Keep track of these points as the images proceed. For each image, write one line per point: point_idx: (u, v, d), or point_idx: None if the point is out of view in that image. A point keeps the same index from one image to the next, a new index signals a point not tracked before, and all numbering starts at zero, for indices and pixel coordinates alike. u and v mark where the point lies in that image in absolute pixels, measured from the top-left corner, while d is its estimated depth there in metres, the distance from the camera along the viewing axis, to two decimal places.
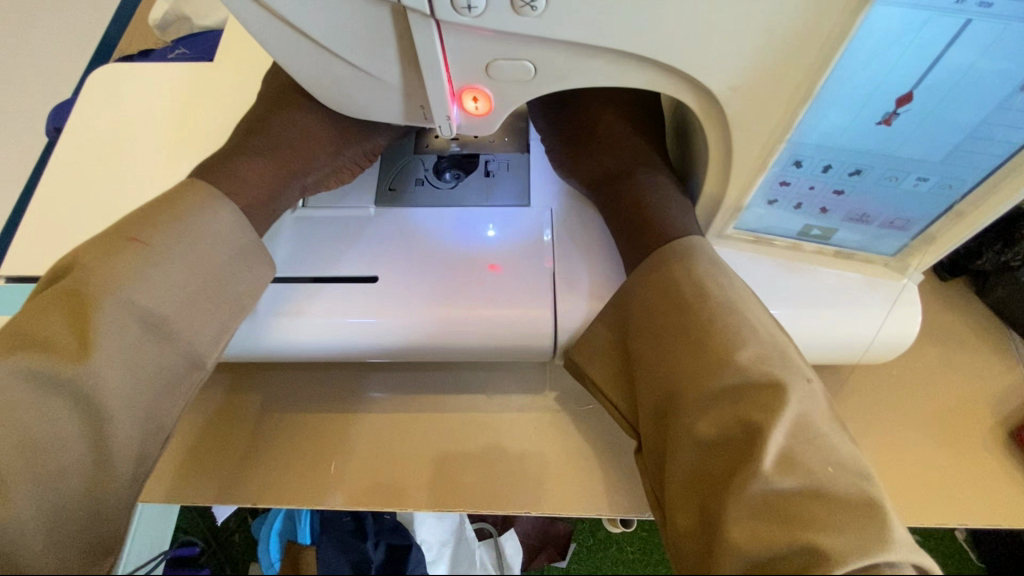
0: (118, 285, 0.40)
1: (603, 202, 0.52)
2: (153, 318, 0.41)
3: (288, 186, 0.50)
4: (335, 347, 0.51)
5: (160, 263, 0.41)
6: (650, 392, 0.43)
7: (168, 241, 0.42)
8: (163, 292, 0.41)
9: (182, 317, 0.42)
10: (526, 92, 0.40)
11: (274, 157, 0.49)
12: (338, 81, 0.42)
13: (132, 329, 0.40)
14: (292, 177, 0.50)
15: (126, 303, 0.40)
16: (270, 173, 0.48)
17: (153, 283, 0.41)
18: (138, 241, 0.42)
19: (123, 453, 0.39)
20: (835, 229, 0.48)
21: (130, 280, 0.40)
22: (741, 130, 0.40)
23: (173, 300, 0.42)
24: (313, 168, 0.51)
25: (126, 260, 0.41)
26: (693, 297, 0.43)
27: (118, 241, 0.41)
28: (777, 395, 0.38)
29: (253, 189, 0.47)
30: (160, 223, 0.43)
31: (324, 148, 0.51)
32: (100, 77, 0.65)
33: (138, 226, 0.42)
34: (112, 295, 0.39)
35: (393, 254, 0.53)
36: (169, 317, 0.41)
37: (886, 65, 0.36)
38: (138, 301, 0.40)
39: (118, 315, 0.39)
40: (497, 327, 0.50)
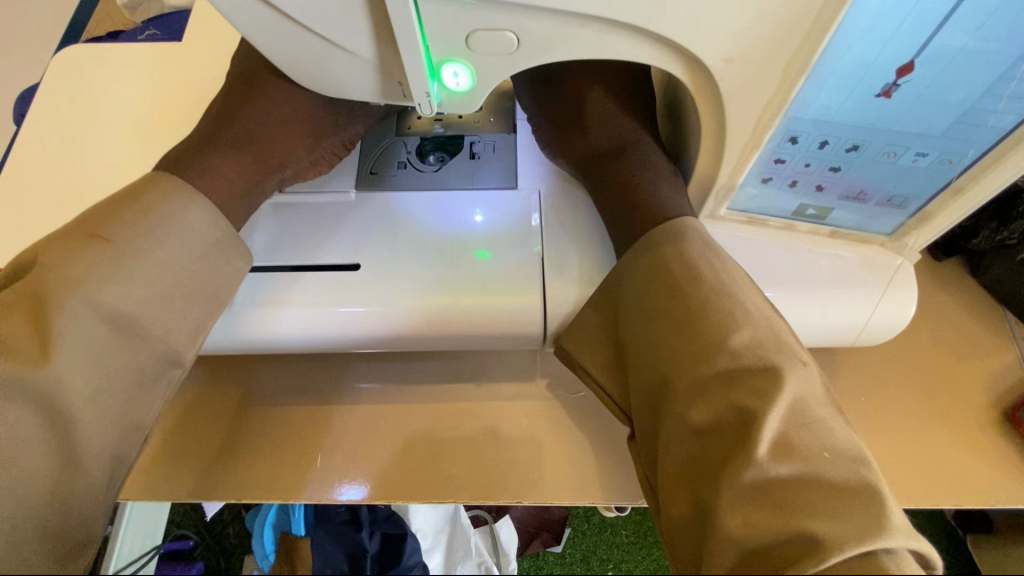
0: (81, 286, 0.37)
1: (593, 184, 0.50)
2: (122, 318, 0.39)
3: (265, 182, 0.48)
4: (316, 338, 0.49)
5: (127, 263, 0.39)
6: (642, 379, 0.42)
7: (134, 237, 0.40)
8: (130, 289, 0.39)
9: (154, 315, 0.40)
10: (509, 65, 0.38)
11: (250, 151, 0.46)
12: (310, 56, 0.40)
13: (100, 329, 0.38)
14: (271, 171, 0.48)
15: (93, 303, 0.38)
16: (248, 168, 0.46)
17: (120, 280, 0.39)
18: (101, 238, 0.39)
19: (93, 453, 0.38)
20: (830, 208, 0.47)
21: (95, 280, 0.38)
22: (736, 103, 0.38)
23: (143, 298, 0.39)
24: (291, 161, 0.49)
25: (88, 258, 0.38)
26: (685, 280, 0.41)
27: (80, 238, 0.39)
28: (772, 380, 0.36)
29: (231, 184, 0.45)
30: (124, 218, 0.40)
31: (303, 141, 0.49)
32: (63, 60, 0.61)
33: (100, 222, 0.40)
34: (75, 294, 0.37)
35: (376, 240, 0.51)
36: (140, 317, 0.39)
37: (887, 31, 0.34)
38: (105, 300, 0.38)
39: (83, 315, 0.37)
40: (484, 314, 0.49)
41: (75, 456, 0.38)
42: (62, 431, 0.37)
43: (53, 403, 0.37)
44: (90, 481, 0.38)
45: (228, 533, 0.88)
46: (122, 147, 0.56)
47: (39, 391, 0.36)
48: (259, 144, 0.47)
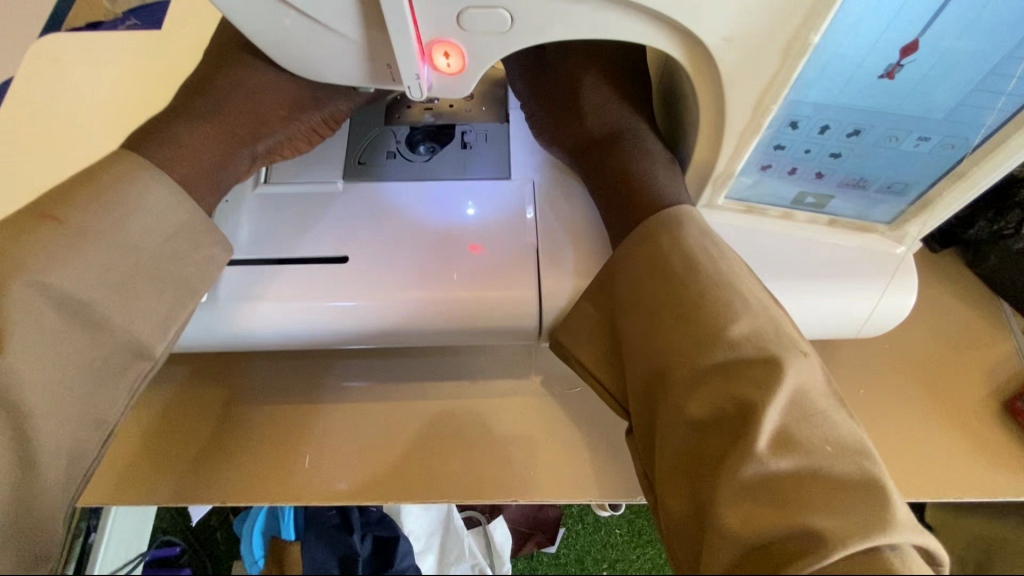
0: (26, 265, 0.35)
1: (588, 173, 0.49)
2: (73, 303, 0.37)
3: (237, 153, 0.45)
4: (299, 332, 0.47)
5: (79, 245, 0.37)
6: (638, 372, 0.41)
7: (87, 217, 0.38)
8: (83, 273, 0.37)
9: (112, 302, 0.38)
10: (502, 46, 0.36)
11: (216, 121, 0.44)
12: (295, 36, 0.38)
13: (53, 316, 0.36)
14: (242, 143, 0.45)
15: (42, 286, 0.36)
16: (214, 139, 0.44)
17: (70, 263, 0.36)
18: (51, 218, 0.37)
19: (52, 449, 0.37)
20: (830, 195, 0.46)
21: (44, 262, 0.36)
22: (734, 85, 0.37)
23: (99, 284, 0.37)
24: (263, 134, 0.46)
25: (41, 241, 0.36)
26: (682, 270, 0.40)
27: (31, 220, 0.37)
28: (772, 371, 0.35)
29: (196, 157, 0.43)
30: (77, 198, 0.38)
31: (277, 112, 0.46)
32: (37, 48, 0.59)
33: (51, 202, 0.38)
34: (22, 275, 0.35)
35: (364, 232, 0.50)
36: (96, 303, 0.37)
37: (890, 11, 0.33)
38: (53, 282, 0.36)
39: (31, 299, 0.35)
40: (473, 306, 0.47)
41: (34, 454, 0.36)
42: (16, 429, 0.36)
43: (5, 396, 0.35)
44: (50, 480, 0.37)
45: (216, 539, 0.85)
46: (98, 136, 0.54)
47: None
48: (227, 111, 0.44)
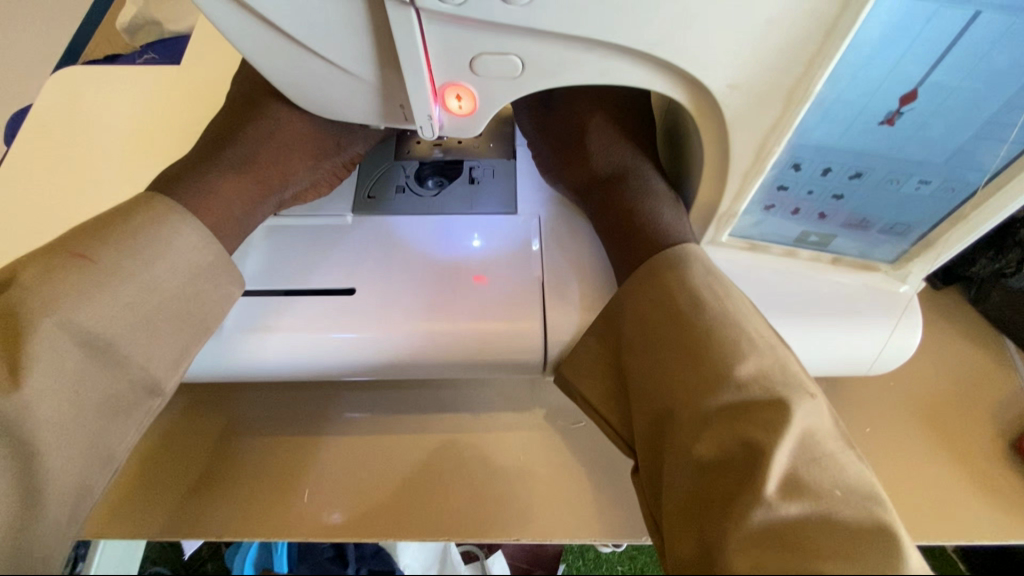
0: (55, 304, 0.36)
1: (593, 210, 0.49)
2: (97, 341, 0.37)
3: (266, 202, 0.46)
4: (303, 364, 0.47)
5: (108, 284, 0.37)
6: (644, 410, 0.40)
7: (118, 257, 0.38)
8: (110, 313, 0.37)
9: (134, 340, 0.38)
10: (514, 90, 0.37)
11: (250, 171, 0.45)
12: (312, 79, 0.39)
13: (76, 353, 0.36)
14: (270, 192, 0.47)
15: (70, 325, 0.36)
16: (246, 189, 0.45)
17: (99, 302, 0.37)
18: (84, 257, 0.38)
19: (61, 487, 0.36)
20: (832, 235, 0.47)
21: (73, 300, 0.36)
22: (739, 130, 0.38)
23: (124, 322, 0.38)
24: (291, 181, 0.48)
25: (69, 281, 0.36)
26: (688, 308, 0.40)
27: (60, 258, 0.37)
28: (779, 413, 0.35)
29: (228, 205, 0.44)
30: (108, 237, 0.39)
31: (304, 161, 0.48)
32: (57, 81, 0.61)
33: (82, 240, 0.38)
34: (50, 314, 0.35)
35: (371, 264, 0.50)
36: (120, 339, 0.38)
37: (889, 63, 0.34)
38: (80, 321, 0.36)
39: (57, 336, 0.35)
40: (478, 340, 0.47)
41: (37, 490, 0.35)
42: (25, 467, 0.35)
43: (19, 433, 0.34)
44: (52, 517, 0.36)
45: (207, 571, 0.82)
46: (114, 167, 0.55)
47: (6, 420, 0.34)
48: (259, 163, 0.46)
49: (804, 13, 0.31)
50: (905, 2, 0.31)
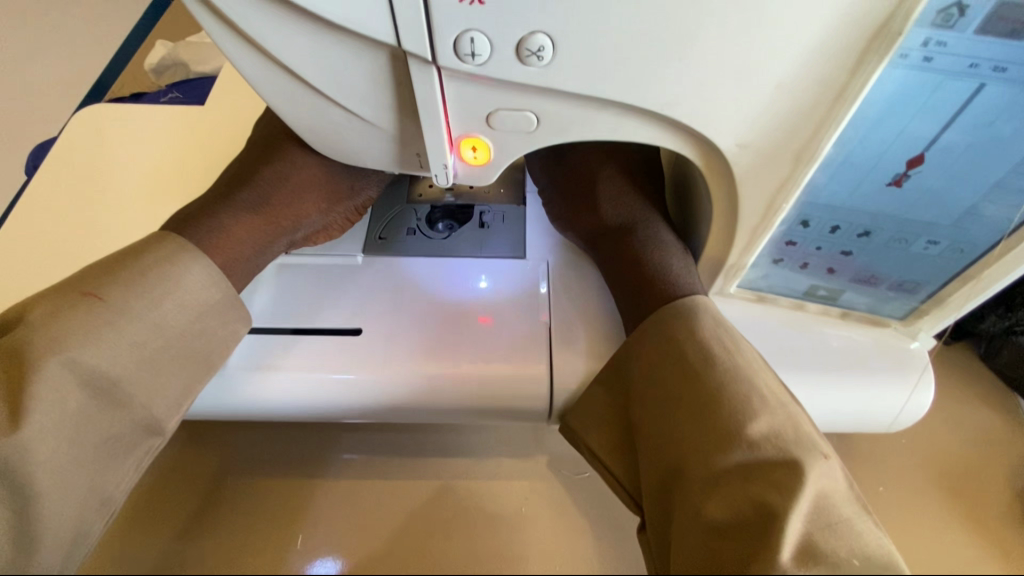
0: (62, 343, 0.35)
1: (602, 258, 0.50)
2: (101, 381, 0.37)
3: (277, 242, 0.47)
4: (305, 405, 0.47)
5: (115, 323, 0.37)
6: (652, 465, 0.39)
7: (127, 297, 0.38)
8: (116, 352, 0.37)
9: (137, 380, 0.38)
10: (528, 143, 0.38)
11: (263, 211, 0.46)
12: (332, 126, 0.40)
13: (79, 393, 0.36)
14: (282, 233, 0.47)
15: (74, 364, 0.36)
16: (258, 230, 0.46)
17: (104, 341, 0.37)
18: (94, 296, 0.38)
19: (54, 529, 0.36)
20: (841, 289, 0.47)
21: (80, 339, 0.36)
22: (750, 188, 0.38)
23: (129, 362, 0.37)
24: (303, 223, 0.49)
25: (76, 320, 0.36)
26: (699, 361, 0.40)
27: (71, 296, 0.37)
28: (793, 476, 0.34)
29: (240, 245, 0.44)
30: (119, 276, 0.39)
31: (317, 203, 0.48)
32: (84, 116, 0.63)
33: (93, 279, 0.39)
34: (56, 353, 0.35)
35: (379, 304, 0.50)
36: (123, 380, 0.37)
37: (895, 129, 0.34)
38: (85, 361, 0.36)
39: (61, 377, 0.35)
40: (482, 386, 0.46)
41: (32, 534, 0.35)
42: (18, 511, 0.35)
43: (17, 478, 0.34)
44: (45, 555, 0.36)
45: None
46: (133, 203, 0.56)
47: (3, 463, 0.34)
48: (273, 204, 0.47)
49: (814, 81, 0.31)
50: (911, 72, 0.31)
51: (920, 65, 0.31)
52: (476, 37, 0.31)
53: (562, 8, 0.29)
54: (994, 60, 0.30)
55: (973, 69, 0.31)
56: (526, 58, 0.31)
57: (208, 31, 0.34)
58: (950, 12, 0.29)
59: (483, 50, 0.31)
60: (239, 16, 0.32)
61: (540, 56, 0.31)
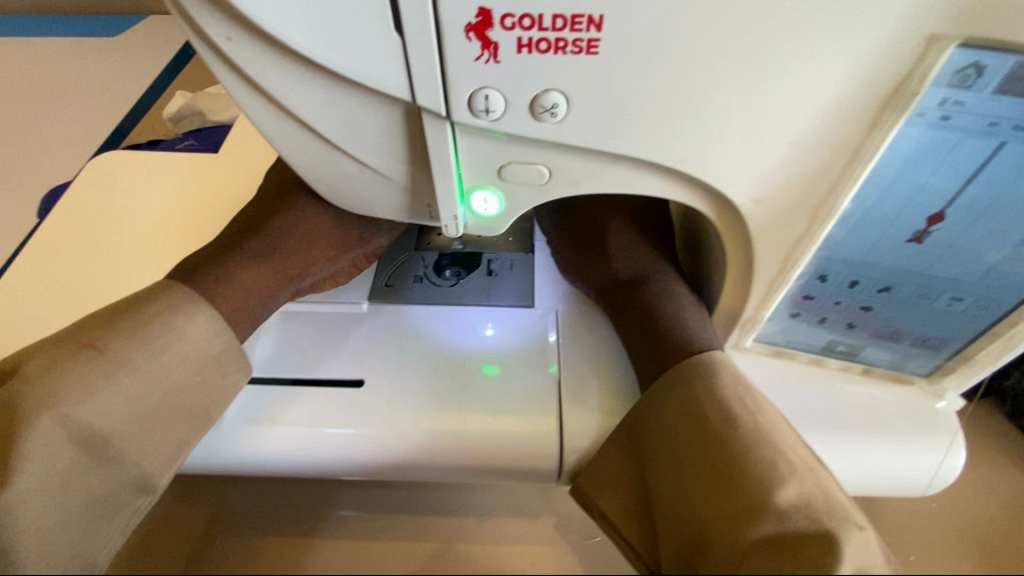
0: (57, 397, 0.34)
1: (613, 310, 0.49)
2: (93, 437, 0.35)
3: (281, 291, 0.46)
4: (302, 462, 0.44)
5: (112, 376, 0.36)
6: (672, 534, 0.37)
7: (127, 348, 0.37)
8: (111, 408, 0.36)
9: (131, 436, 0.36)
10: (539, 195, 0.38)
11: (271, 262, 0.45)
12: (342, 177, 0.40)
13: (71, 452, 0.35)
14: (288, 282, 0.47)
15: (68, 421, 0.34)
16: (264, 279, 0.45)
17: (99, 396, 0.35)
18: (93, 347, 0.37)
19: None
20: (862, 345, 0.45)
21: (75, 394, 0.35)
22: (765, 242, 0.37)
23: (123, 417, 0.36)
24: (310, 271, 0.48)
25: (73, 372, 0.35)
26: (719, 422, 0.38)
27: (71, 348, 0.37)
28: (827, 552, 0.31)
29: (247, 295, 0.43)
30: (120, 327, 0.38)
31: (326, 253, 0.48)
32: (99, 162, 0.64)
33: (95, 329, 0.38)
34: (50, 410, 0.34)
35: (384, 355, 0.49)
36: (115, 437, 0.36)
37: (913, 186, 0.34)
38: (79, 417, 0.34)
39: (52, 432, 0.34)
40: (488, 443, 0.44)
41: None
42: None
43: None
44: None
45: None
46: (141, 248, 0.56)
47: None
48: (281, 254, 0.46)
49: (830, 139, 0.31)
50: (928, 131, 0.31)
51: (937, 124, 0.31)
52: (491, 94, 0.31)
53: (578, 67, 0.29)
54: (1013, 120, 0.30)
55: (991, 128, 0.31)
56: (540, 114, 0.31)
57: (225, 86, 0.34)
58: (966, 72, 0.29)
59: (497, 106, 0.31)
60: (257, 73, 0.32)
61: (553, 112, 0.31)
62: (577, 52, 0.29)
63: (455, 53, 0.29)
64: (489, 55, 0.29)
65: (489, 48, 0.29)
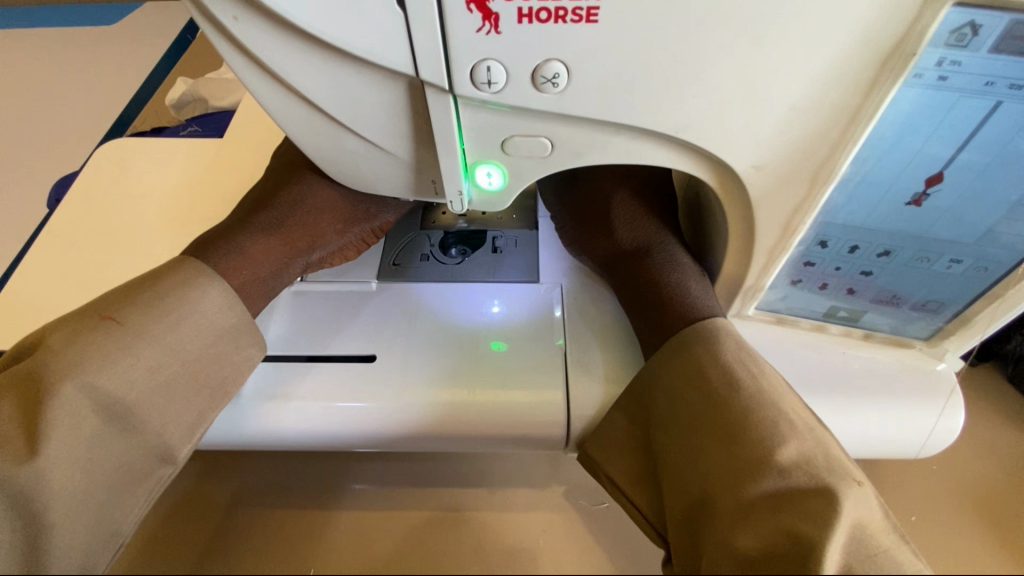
0: (79, 366, 0.36)
1: (617, 282, 0.50)
2: (116, 406, 0.36)
3: (292, 262, 0.47)
4: (317, 435, 0.46)
5: (131, 346, 0.37)
6: (678, 495, 0.39)
7: (144, 320, 0.38)
8: (133, 376, 0.37)
9: (152, 405, 0.38)
10: (542, 168, 0.38)
11: (281, 233, 0.47)
12: (348, 153, 0.40)
13: (93, 419, 0.36)
14: (297, 254, 0.48)
15: (91, 389, 0.36)
16: (274, 252, 0.46)
17: (119, 365, 0.37)
18: (112, 320, 0.38)
19: (61, 567, 0.35)
20: (862, 310, 0.46)
21: (96, 364, 0.36)
22: (766, 209, 0.38)
23: (143, 387, 0.37)
24: (318, 245, 0.49)
25: (95, 343, 0.37)
26: (721, 385, 0.39)
27: (90, 320, 0.38)
28: (827, 505, 0.33)
29: (256, 267, 0.45)
30: (137, 301, 0.39)
31: (333, 225, 0.49)
32: (107, 148, 0.64)
33: (113, 304, 0.39)
34: (73, 377, 0.35)
35: (393, 330, 0.50)
36: (138, 406, 0.37)
37: (911, 147, 0.34)
38: (102, 386, 0.36)
39: (77, 402, 0.35)
40: (498, 413, 0.45)
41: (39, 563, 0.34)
42: (32, 538, 0.34)
43: (33, 501, 0.34)
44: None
45: None
46: (152, 233, 0.57)
47: (17, 485, 0.34)
48: (289, 228, 0.47)
49: (829, 102, 0.31)
50: (925, 93, 0.31)
51: (934, 85, 0.31)
52: (493, 66, 0.31)
53: (578, 37, 0.30)
54: (1010, 78, 0.30)
55: (988, 87, 0.31)
56: (541, 85, 0.32)
57: (232, 66, 0.35)
58: (963, 32, 0.29)
59: (499, 78, 0.32)
60: (262, 49, 0.33)
61: (554, 83, 0.32)
62: (576, 21, 0.29)
63: (457, 25, 0.30)
64: (490, 27, 0.30)
65: (489, 19, 0.29)
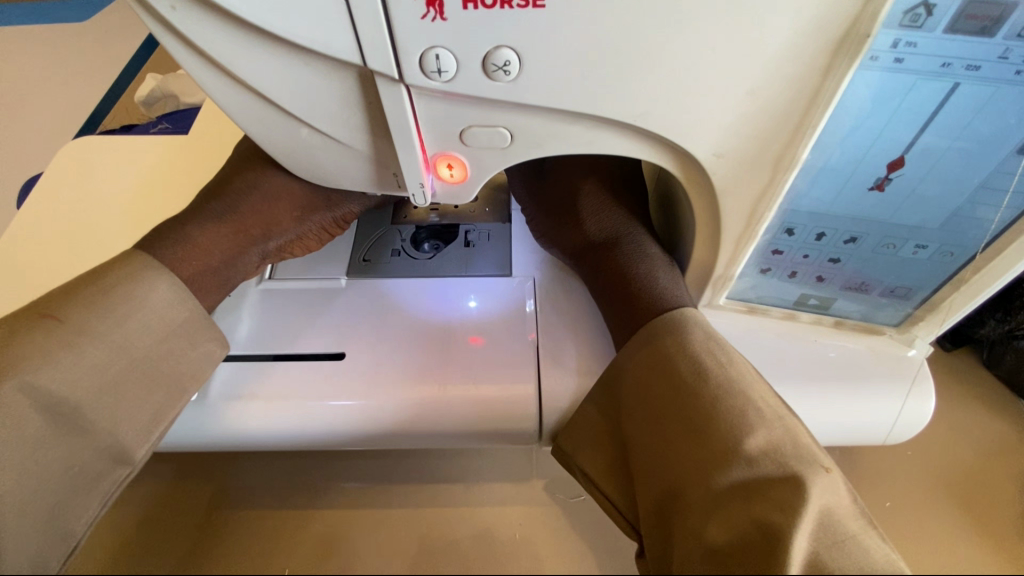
0: (17, 366, 0.34)
1: (588, 274, 0.49)
2: (61, 407, 0.36)
3: (248, 251, 0.46)
4: (285, 434, 0.45)
5: (75, 344, 0.36)
6: (648, 487, 0.38)
7: (88, 317, 0.37)
8: (77, 374, 0.36)
9: (99, 404, 0.37)
10: (503, 159, 0.38)
11: (231, 221, 0.45)
12: (305, 146, 0.39)
13: (38, 420, 0.35)
14: (253, 242, 0.47)
15: (33, 389, 0.35)
16: (227, 238, 0.45)
17: (63, 363, 0.36)
18: (52, 318, 0.37)
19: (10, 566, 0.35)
20: (833, 298, 0.46)
21: (37, 362, 0.35)
22: (730, 196, 0.37)
23: (90, 385, 0.36)
24: (274, 232, 0.48)
25: (35, 341, 0.35)
26: (691, 376, 0.38)
27: (30, 318, 0.37)
28: (795, 492, 0.33)
29: (207, 255, 0.44)
30: (79, 296, 0.38)
31: (290, 212, 0.47)
32: (72, 146, 0.63)
33: (55, 301, 0.38)
34: (11, 377, 0.34)
35: (364, 328, 0.49)
36: (85, 406, 0.36)
37: (872, 130, 0.34)
38: (45, 385, 0.35)
39: (17, 403, 0.34)
40: (468, 406, 0.45)
41: None
42: None
43: None
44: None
45: None
46: (116, 231, 0.56)
47: None
48: (242, 215, 0.46)
49: (785, 86, 0.31)
50: (881, 76, 0.31)
51: (890, 68, 0.31)
52: (442, 54, 0.30)
53: (526, 23, 0.29)
54: (966, 59, 0.30)
55: (945, 69, 0.31)
56: (492, 73, 0.31)
57: (178, 59, 0.34)
58: (917, 12, 0.28)
59: (450, 67, 0.31)
60: (203, 39, 0.32)
61: (506, 70, 0.31)
62: (523, 6, 0.28)
63: (400, 12, 0.29)
64: (435, 13, 0.29)
65: (434, 5, 0.29)
